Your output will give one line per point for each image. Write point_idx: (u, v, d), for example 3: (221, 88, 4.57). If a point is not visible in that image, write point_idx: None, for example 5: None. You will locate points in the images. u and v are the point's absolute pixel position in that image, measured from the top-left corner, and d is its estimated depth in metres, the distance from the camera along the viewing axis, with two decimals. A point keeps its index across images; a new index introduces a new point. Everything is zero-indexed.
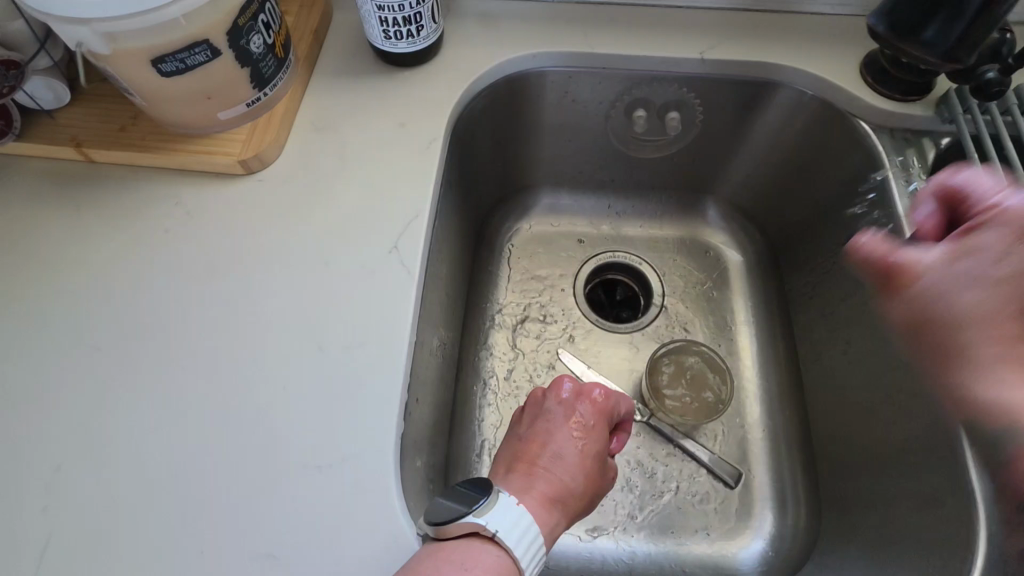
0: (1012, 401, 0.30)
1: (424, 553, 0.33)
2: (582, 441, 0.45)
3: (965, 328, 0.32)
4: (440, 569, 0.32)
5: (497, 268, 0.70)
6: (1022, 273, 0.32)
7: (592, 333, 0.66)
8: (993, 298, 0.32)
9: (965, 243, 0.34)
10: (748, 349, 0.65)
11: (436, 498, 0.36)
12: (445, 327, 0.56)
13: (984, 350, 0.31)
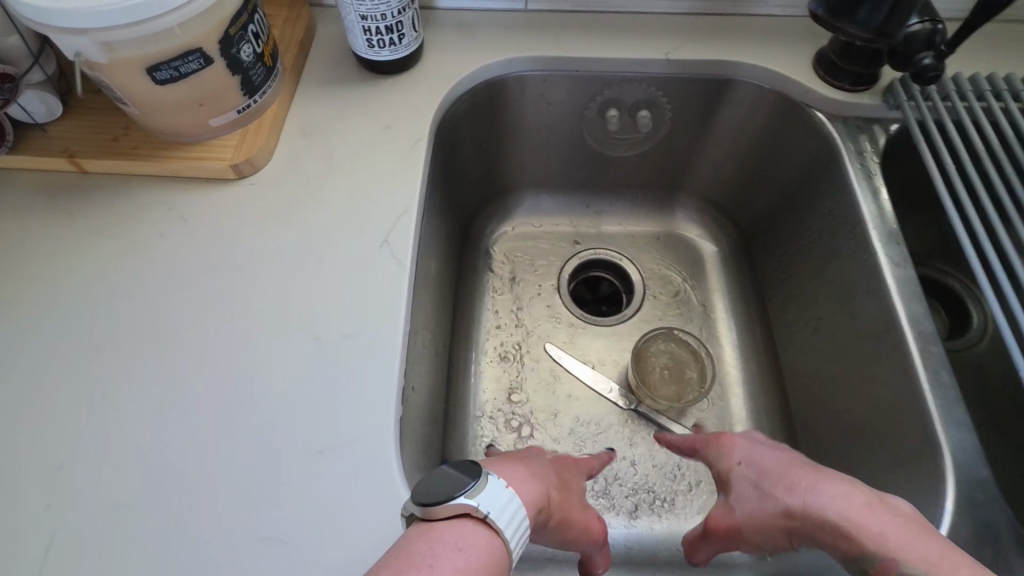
0: (820, 510, 0.35)
1: (411, 538, 0.29)
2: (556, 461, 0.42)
3: (775, 524, 0.38)
4: (429, 552, 0.28)
5: (482, 267, 0.72)
6: (762, 471, 0.40)
7: (576, 325, 0.69)
8: (758, 499, 0.39)
9: (721, 482, 0.43)
10: (726, 334, 0.68)
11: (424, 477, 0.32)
12: (434, 322, 0.58)
13: (780, 491, 0.38)
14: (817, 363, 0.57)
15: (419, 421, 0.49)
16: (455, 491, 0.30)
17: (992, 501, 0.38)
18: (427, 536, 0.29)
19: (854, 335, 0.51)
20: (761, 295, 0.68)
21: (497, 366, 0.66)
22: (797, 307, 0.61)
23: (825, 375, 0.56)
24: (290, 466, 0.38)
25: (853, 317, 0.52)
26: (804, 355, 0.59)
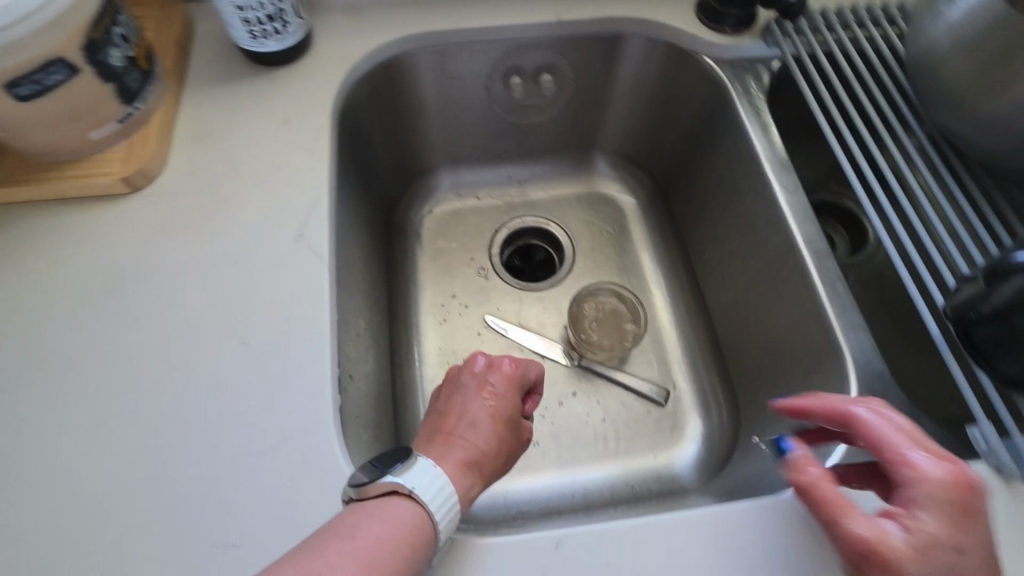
0: None
1: (344, 513, 0.32)
2: (494, 406, 0.41)
3: None
4: (355, 524, 0.31)
5: (412, 251, 0.72)
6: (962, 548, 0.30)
7: (513, 293, 0.70)
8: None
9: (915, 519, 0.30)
10: (655, 279, 0.71)
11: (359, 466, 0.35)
12: (369, 311, 0.58)
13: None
14: (734, 293, 0.61)
15: (365, 409, 0.49)
16: (386, 472, 0.33)
17: (889, 388, 0.43)
18: (358, 510, 0.32)
19: (762, 262, 0.55)
20: (682, 238, 0.71)
21: (440, 346, 0.67)
22: (714, 244, 0.65)
23: (744, 303, 0.60)
24: (233, 472, 0.37)
25: (760, 246, 0.55)
26: (724, 288, 0.63)
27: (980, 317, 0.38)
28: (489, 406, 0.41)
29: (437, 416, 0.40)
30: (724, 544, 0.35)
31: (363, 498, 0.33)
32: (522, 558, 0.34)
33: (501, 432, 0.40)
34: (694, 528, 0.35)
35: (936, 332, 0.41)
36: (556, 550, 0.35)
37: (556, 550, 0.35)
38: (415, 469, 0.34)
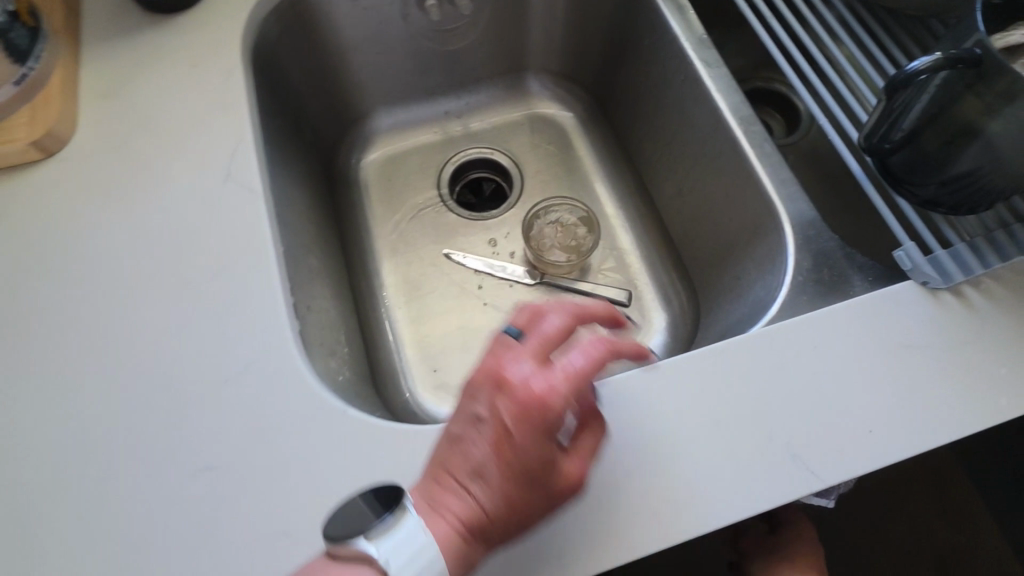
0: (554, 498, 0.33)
1: (313, 566, 0.31)
2: (511, 448, 0.32)
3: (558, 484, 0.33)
4: None
5: (359, 201, 0.71)
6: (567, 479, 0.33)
7: (465, 224, 0.71)
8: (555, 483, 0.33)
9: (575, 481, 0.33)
10: (603, 189, 0.72)
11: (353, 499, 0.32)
12: (320, 255, 0.58)
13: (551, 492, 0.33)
14: (678, 185, 0.63)
15: (332, 347, 0.49)
16: (360, 532, 0.31)
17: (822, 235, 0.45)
18: (323, 566, 0.31)
19: (697, 146, 0.57)
20: (623, 145, 0.72)
21: (402, 284, 0.68)
22: (653, 142, 0.66)
23: (686, 192, 0.61)
24: (205, 411, 0.38)
25: (693, 131, 0.56)
26: (667, 183, 0.65)
27: (893, 146, 0.40)
28: (506, 443, 0.32)
29: (448, 436, 0.34)
30: (685, 390, 0.37)
31: (335, 557, 0.31)
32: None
33: (513, 474, 0.32)
34: (652, 380, 0.37)
35: (855, 169, 0.43)
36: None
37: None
38: (399, 531, 0.31)
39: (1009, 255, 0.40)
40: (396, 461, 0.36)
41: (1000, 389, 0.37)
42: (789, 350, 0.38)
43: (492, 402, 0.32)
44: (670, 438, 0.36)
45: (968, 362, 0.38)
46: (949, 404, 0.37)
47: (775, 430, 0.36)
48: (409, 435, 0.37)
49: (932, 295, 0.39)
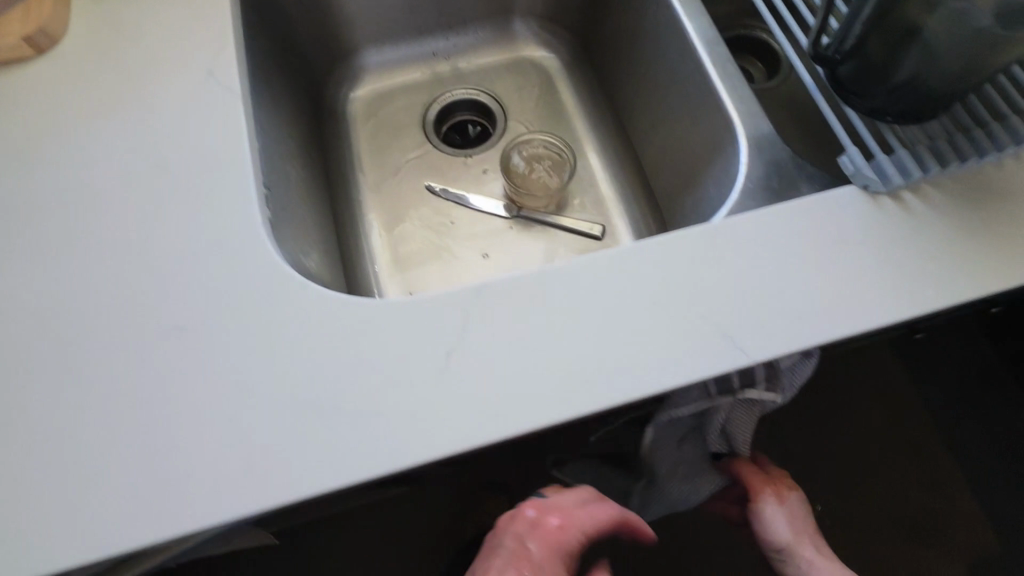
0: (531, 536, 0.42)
1: None
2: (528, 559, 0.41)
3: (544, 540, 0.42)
4: None
5: (346, 135, 0.73)
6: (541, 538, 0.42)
7: (448, 159, 0.73)
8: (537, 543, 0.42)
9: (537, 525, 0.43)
10: (584, 128, 0.73)
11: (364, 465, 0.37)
12: (303, 173, 0.60)
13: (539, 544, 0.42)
14: (652, 120, 0.64)
15: (304, 253, 0.52)
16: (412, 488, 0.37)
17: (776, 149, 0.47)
18: None
19: (668, 76, 0.58)
20: (604, 86, 0.73)
21: (382, 213, 0.70)
22: (631, 78, 0.67)
23: (658, 126, 0.63)
24: (178, 284, 0.40)
25: (666, 61, 0.58)
26: (643, 120, 0.66)
27: (843, 56, 0.42)
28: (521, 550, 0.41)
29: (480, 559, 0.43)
30: (627, 273, 0.39)
31: None
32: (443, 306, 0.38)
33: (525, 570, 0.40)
34: (599, 265, 0.39)
35: (808, 82, 0.45)
36: (475, 297, 0.38)
37: (473, 296, 0.39)
38: None
39: (949, 164, 0.41)
40: (349, 329, 0.38)
41: (929, 284, 0.39)
42: (729, 242, 0.40)
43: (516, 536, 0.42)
44: (611, 315, 0.38)
45: (900, 259, 0.40)
46: (878, 295, 0.39)
47: (709, 310, 0.38)
48: (364, 307, 0.38)
49: (872, 199, 0.41)
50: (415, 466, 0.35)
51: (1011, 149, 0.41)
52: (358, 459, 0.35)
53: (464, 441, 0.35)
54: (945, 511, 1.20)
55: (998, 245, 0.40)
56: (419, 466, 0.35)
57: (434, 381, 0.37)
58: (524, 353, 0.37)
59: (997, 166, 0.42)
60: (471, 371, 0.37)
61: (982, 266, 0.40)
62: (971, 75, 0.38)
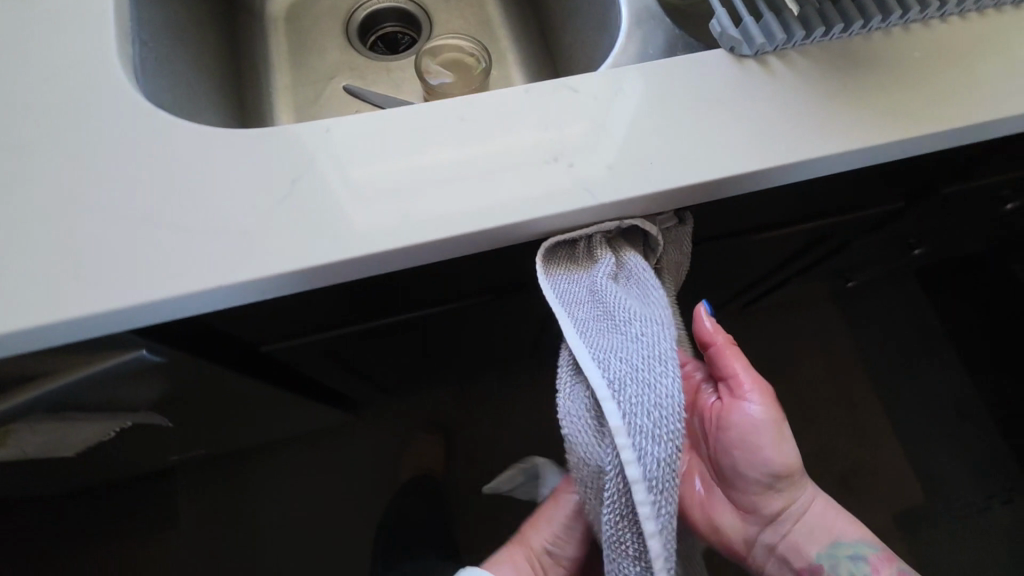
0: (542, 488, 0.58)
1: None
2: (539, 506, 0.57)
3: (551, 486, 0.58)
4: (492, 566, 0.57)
5: (263, 32, 0.71)
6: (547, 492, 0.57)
7: (368, 62, 0.72)
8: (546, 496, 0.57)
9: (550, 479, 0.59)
10: (506, 35, 0.72)
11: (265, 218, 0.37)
12: (205, 55, 0.59)
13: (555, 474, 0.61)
14: (565, 20, 0.63)
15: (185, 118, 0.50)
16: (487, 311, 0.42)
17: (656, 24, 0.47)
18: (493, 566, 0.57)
19: None
20: None
21: (296, 110, 0.69)
22: None
23: (569, 25, 0.62)
24: (28, 115, 0.39)
25: None
26: (557, 22, 0.65)
27: None
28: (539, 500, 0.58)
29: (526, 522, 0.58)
30: (482, 117, 0.40)
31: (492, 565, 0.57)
32: (293, 138, 0.39)
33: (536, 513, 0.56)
34: (451, 108, 0.40)
35: None
36: (325, 132, 0.39)
37: (323, 131, 0.39)
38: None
39: (814, 33, 0.42)
40: (197, 154, 0.38)
41: (779, 139, 0.40)
42: (586, 93, 0.41)
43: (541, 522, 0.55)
44: (462, 153, 0.39)
45: (754, 115, 0.40)
46: (727, 147, 0.40)
47: (558, 153, 0.39)
48: (214, 134, 0.39)
49: (737, 61, 0.42)
50: (252, 283, 0.36)
51: (872, 21, 0.42)
52: (197, 272, 0.35)
53: (303, 260, 0.36)
54: (874, 463, 1.22)
55: (856, 109, 0.41)
56: (259, 282, 0.36)
57: (279, 204, 0.37)
58: (371, 184, 0.38)
59: (863, 38, 0.43)
60: (316, 197, 0.37)
61: (836, 127, 0.40)
62: None
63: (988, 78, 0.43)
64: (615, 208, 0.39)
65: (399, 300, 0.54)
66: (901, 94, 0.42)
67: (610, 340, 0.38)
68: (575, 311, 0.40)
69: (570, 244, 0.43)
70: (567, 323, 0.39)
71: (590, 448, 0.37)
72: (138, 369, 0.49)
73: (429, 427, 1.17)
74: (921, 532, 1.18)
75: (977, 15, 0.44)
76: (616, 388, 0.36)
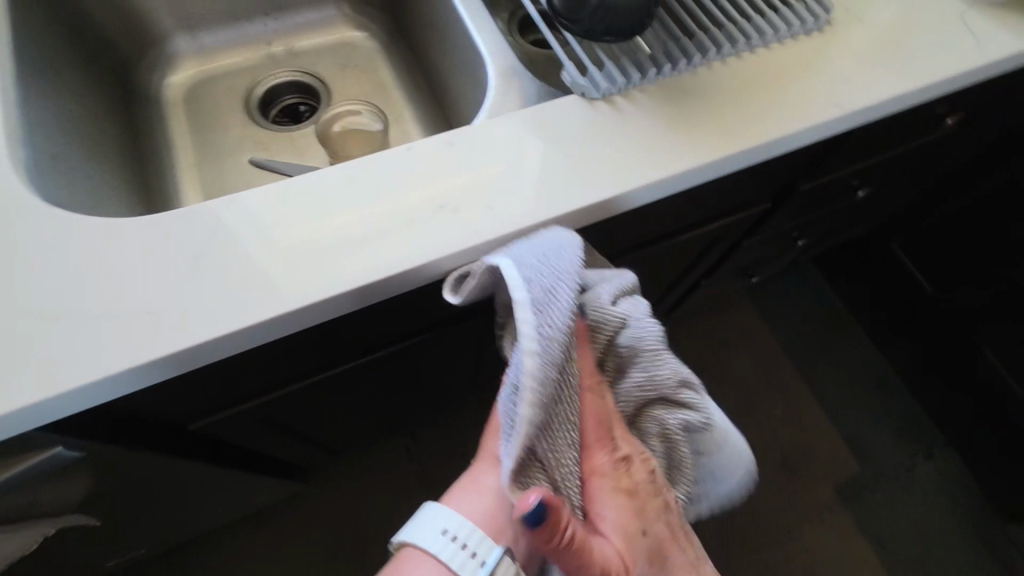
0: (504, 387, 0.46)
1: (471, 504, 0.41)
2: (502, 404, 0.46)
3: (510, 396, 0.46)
4: (457, 494, 0.42)
5: (161, 117, 0.73)
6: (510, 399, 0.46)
7: (270, 135, 0.75)
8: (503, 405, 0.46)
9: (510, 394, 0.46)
10: (403, 98, 0.78)
11: (214, 287, 0.39)
12: (102, 146, 0.60)
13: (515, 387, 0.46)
14: (451, 80, 0.69)
15: (85, 209, 0.51)
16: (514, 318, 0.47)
17: (518, 79, 0.54)
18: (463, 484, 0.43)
19: (453, 36, 0.64)
20: (415, 54, 0.76)
21: (200, 187, 0.70)
22: (431, 43, 0.72)
23: (456, 83, 0.68)
24: None
25: (449, 22, 0.64)
26: (445, 83, 0.71)
27: None
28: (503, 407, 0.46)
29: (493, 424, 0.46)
30: (377, 178, 0.44)
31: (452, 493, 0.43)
32: (194, 216, 0.41)
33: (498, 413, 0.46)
34: (344, 173, 0.44)
35: (535, 15, 0.52)
36: (227, 207, 0.42)
37: (225, 207, 0.42)
38: (428, 513, 0.39)
39: (649, 74, 0.50)
40: (98, 241, 0.40)
41: (635, 167, 0.47)
42: (468, 145, 0.46)
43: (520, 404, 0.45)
44: (359, 212, 0.43)
45: (612, 148, 0.47)
46: (591, 178, 0.46)
47: (446, 203, 0.44)
48: (114, 222, 0.41)
49: (590, 104, 0.49)
50: (163, 359, 0.37)
51: (693, 58, 0.51)
52: (109, 355, 0.37)
53: (215, 329, 0.38)
54: (811, 441, 1.31)
55: (695, 131, 0.49)
56: (171, 355, 0.38)
57: (186, 279, 0.39)
58: (277, 249, 0.41)
59: (690, 72, 0.51)
60: (218, 270, 0.40)
61: (681, 148, 0.48)
62: None
63: (796, 96, 0.51)
64: (501, 240, 0.44)
65: (321, 357, 0.56)
66: (730, 115, 0.50)
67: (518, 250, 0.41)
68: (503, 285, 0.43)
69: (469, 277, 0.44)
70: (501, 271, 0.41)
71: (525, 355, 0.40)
72: (58, 467, 0.48)
73: (385, 483, 1.16)
74: (862, 498, 1.27)
75: (779, 44, 0.54)
76: (522, 262, 0.39)
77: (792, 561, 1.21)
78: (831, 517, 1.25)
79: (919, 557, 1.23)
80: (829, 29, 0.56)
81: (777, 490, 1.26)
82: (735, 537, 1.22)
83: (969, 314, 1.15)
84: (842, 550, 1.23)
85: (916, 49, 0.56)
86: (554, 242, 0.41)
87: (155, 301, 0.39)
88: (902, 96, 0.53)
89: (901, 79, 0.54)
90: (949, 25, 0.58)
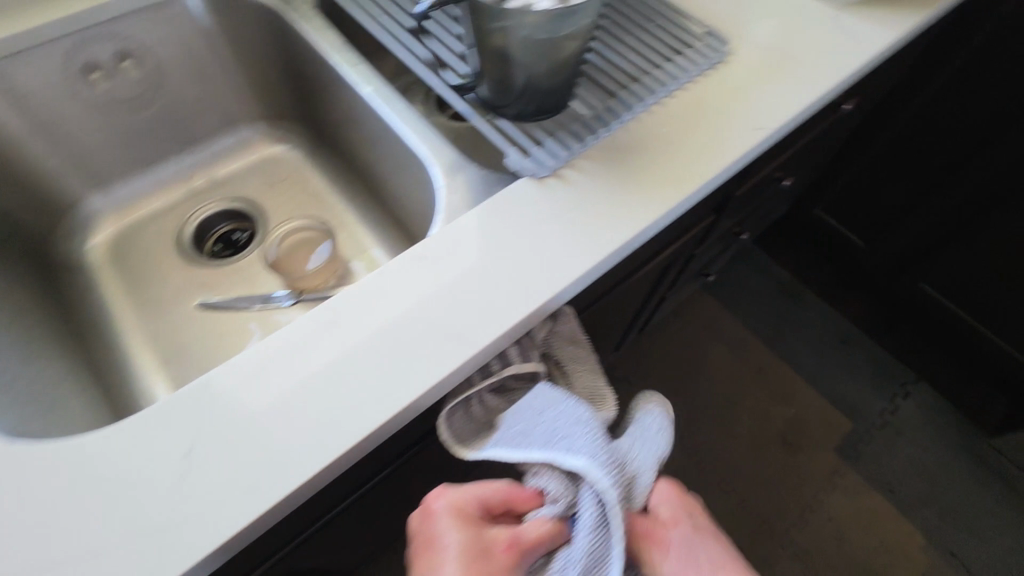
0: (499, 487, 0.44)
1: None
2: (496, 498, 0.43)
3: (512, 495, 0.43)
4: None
5: (90, 283, 0.69)
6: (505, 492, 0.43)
7: (211, 271, 0.71)
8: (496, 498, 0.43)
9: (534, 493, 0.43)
10: (339, 200, 0.77)
11: (218, 480, 0.37)
12: (34, 335, 0.56)
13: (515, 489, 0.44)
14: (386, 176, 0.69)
15: (42, 416, 0.47)
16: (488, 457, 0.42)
17: (462, 173, 0.55)
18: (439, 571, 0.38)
19: (380, 136, 0.64)
20: (343, 157, 0.76)
21: (148, 345, 0.65)
22: (356, 144, 0.71)
23: (393, 179, 0.68)
24: None
25: (373, 124, 0.64)
26: (381, 179, 0.71)
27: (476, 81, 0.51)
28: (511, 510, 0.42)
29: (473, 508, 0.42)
30: (355, 311, 0.43)
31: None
32: (174, 409, 0.39)
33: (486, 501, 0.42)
34: (325, 314, 0.43)
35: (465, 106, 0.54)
36: (207, 389, 0.40)
37: (203, 388, 0.40)
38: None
39: (586, 140, 0.52)
40: (77, 468, 0.37)
41: (603, 231, 0.48)
42: (436, 254, 0.46)
43: (448, 516, 0.41)
44: (345, 356, 0.42)
45: (574, 221, 0.48)
46: (560, 256, 0.47)
47: (432, 320, 0.43)
48: (85, 441, 0.38)
49: (540, 182, 0.50)
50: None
51: (621, 115, 0.53)
52: None
53: (226, 530, 0.35)
54: (802, 413, 1.36)
55: (642, 184, 0.51)
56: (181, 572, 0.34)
57: (184, 483, 0.37)
58: (268, 413, 0.39)
59: (622, 128, 0.53)
60: (213, 462, 0.37)
61: (634, 204, 0.49)
62: (563, 68, 0.48)
63: (721, 128, 0.54)
64: (497, 342, 0.43)
65: (331, 501, 0.52)
66: (668, 160, 0.52)
67: (559, 453, 0.40)
68: (540, 445, 0.41)
69: (465, 402, 0.47)
70: (532, 453, 0.41)
71: (568, 556, 0.39)
72: None
73: None
74: (862, 453, 1.32)
75: (691, 83, 0.57)
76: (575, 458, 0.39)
77: (821, 535, 1.23)
78: (841, 481, 1.29)
79: (929, 494, 1.28)
80: (729, 58, 0.60)
81: (786, 470, 1.29)
82: (762, 527, 1.24)
83: (898, 258, 1.26)
84: (860, 509, 1.26)
85: (808, 58, 0.61)
86: (575, 414, 0.42)
87: (156, 516, 0.36)
88: (809, 104, 0.58)
89: (805, 88, 0.58)
90: (827, 31, 0.64)
